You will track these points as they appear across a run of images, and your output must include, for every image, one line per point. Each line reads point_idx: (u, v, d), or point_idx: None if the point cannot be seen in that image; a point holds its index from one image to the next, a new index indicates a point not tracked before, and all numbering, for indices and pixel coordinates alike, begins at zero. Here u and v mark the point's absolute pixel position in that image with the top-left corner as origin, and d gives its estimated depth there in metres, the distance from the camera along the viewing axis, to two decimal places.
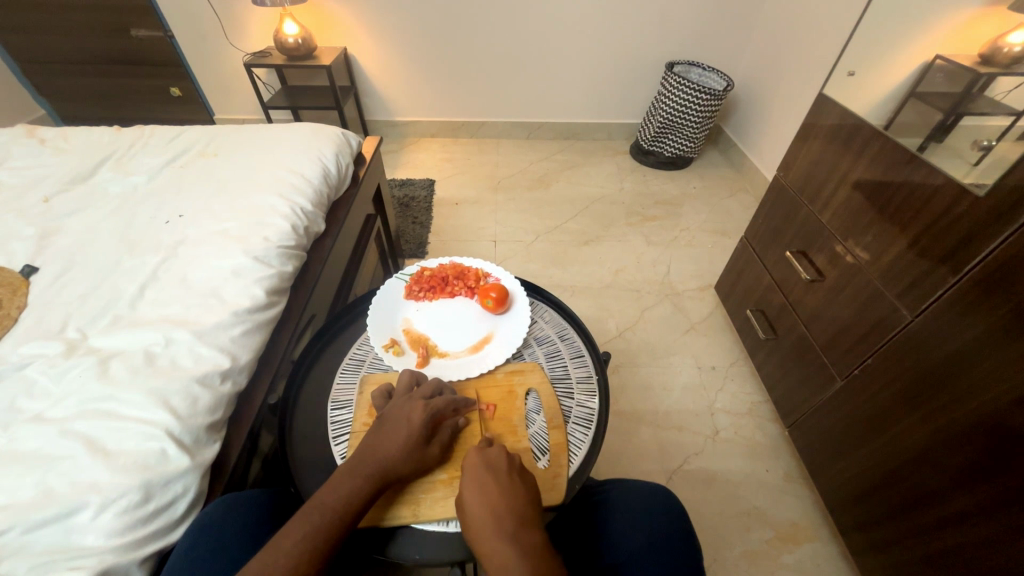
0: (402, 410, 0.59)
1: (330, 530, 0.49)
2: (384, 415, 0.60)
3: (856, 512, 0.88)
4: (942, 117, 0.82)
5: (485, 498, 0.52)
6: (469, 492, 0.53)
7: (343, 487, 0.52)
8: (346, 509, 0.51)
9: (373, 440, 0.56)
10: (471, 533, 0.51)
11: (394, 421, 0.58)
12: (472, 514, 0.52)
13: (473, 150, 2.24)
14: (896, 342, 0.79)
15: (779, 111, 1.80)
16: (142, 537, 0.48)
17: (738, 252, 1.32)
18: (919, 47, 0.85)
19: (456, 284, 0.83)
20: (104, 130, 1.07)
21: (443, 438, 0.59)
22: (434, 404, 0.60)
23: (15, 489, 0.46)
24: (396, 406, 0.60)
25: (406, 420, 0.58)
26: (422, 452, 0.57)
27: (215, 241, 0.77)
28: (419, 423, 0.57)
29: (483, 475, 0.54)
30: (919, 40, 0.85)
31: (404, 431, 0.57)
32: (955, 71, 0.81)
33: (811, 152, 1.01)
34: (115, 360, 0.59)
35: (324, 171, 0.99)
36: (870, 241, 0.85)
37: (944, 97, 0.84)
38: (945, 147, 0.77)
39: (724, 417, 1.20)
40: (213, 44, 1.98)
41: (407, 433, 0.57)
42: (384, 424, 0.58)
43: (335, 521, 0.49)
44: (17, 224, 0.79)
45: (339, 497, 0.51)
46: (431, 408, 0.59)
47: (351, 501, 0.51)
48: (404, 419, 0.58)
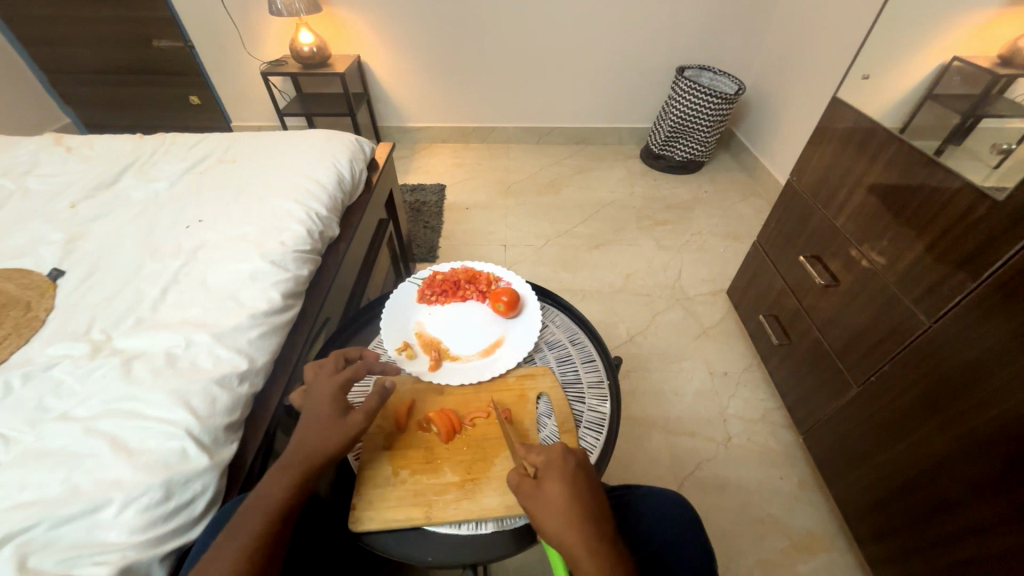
0: (313, 398, 0.60)
1: (272, 517, 0.49)
2: (302, 406, 0.60)
3: (873, 521, 0.87)
4: (959, 120, 0.81)
5: (578, 500, 0.51)
6: (561, 489, 0.51)
7: (275, 480, 0.52)
8: (285, 495, 0.51)
9: (298, 433, 0.57)
10: (564, 534, 0.49)
11: (315, 408, 0.59)
12: (564, 515, 0.50)
13: (484, 155, 2.26)
14: (914, 348, 0.77)
15: (791, 114, 1.78)
16: (162, 534, 0.49)
17: (751, 256, 1.31)
18: (934, 50, 0.85)
19: (468, 288, 0.84)
20: (128, 138, 1.10)
21: (366, 408, 0.60)
22: (342, 381, 0.61)
23: (43, 485, 0.48)
24: (307, 398, 0.60)
25: (320, 407, 0.58)
26: (347, 433, 0.57)
27: (233, 245, 0.79)
28: (331, 406, 0.58)
29: (574, 476, 0.53)
30: (934, 43, 0.85)
31: (324, 415, 0.58)
32: (973, 73, 0.81)
33: (825, 155, 1.00)
34: (137, 361, 0.60)
35: (339, 176, 1.01)
36: (886, 246, 0.84)
37: (961, 98, 0.83)
38: (963, 150, 0.76)
39: (736, 423, 1.19)
40: (231, 53, 2.03)
41: (325, 417, 0.57)
42: (302, 418, 0.58)
43: (275, 507, 0.50)
44: (47, 229, 0.82)
45: (274, 491, 0.51)
46: (341, 386, 0.61)
47: (286, 488, 0.52)
48: (321, 405, 0.59)
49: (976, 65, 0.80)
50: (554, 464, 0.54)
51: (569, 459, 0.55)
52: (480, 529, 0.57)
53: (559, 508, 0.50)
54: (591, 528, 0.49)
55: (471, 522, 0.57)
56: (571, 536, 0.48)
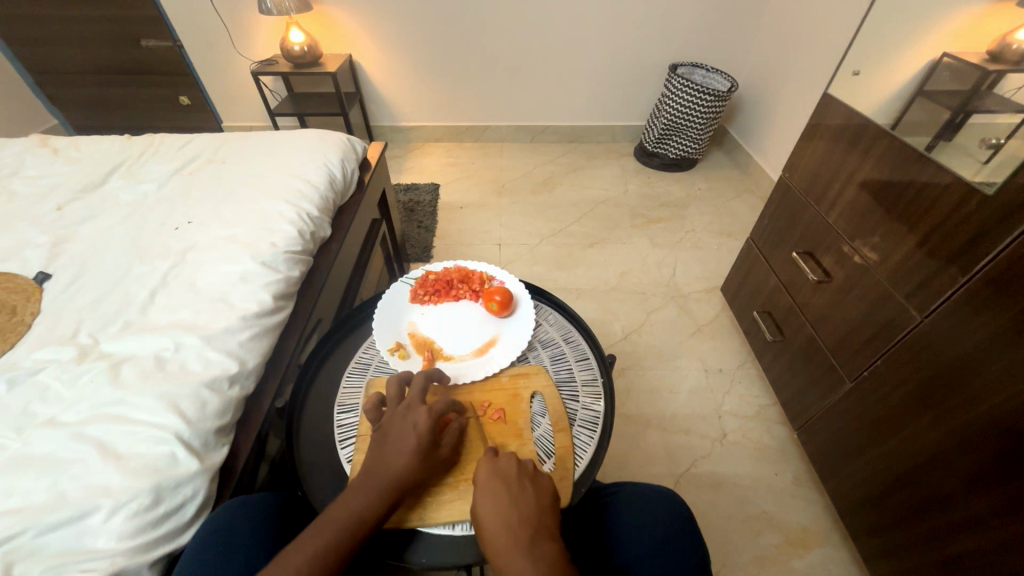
0: (405, 417, 0.58)
1: (347, 541, 0.49)
2: (385, 425, 0.58)
3: (867, 517, 0.87)
4: (950, 115, 0.82)
5: (498, 511, 0.51)
6: (484, 500, 0.52)
7: (355, 502, 0.51)
8: (363, 515, 0.51)
9: (381, 452, 0.55)
10: (490, 548, 0.49)
11: (397, 431, 0.57)
12: (489, 529, 0.50)
13: (478, 154, 2.26)
14: (906, 342, 0.78)
15: (783, 111, 1.79)
16: (152, 540, 0.48)
17: (744, 253, 1.31)
18: (926, 45, 0.85)
19: (461, 287, 0.83)
20: (116, 139, 1.09)
21: (451, 440, 0.58)
22: (436, 409, 0.59)
23: (29, 492, 0.47)
24: (396, 415, 0.58)
25: (408, 428, 0.56)
26: (430, 456, 0.56)
27: (223, 246, 0.78)
28: (425, 429, 0.56)
29: (495, 487, 0.53)
30: (925, 38, 0.85)
31: (410, 441, 0.55)
32: (963, 69, 0.81)
33: (817, 152, 1.01)
34: (125, 365, 0.59)
35: (330, 177, 1.00)
36: (878, 241, 0.85)
37: (950, 95, 0.83)
38: (953, 146, 0.77)
39: (731, 420, 1.19)
40: (221, 53, 2.01)
41: (411, 445, 0.55)
42: (387, 435, 0.57)
43: (352, 533, 0.50)
44: (33, 232, 0.80)
45: (351, 512, 0.51)
46: (433, 413, 0.58)
47: (365, 510, 0.51)
48: (406, 429, 0.57)
49: (966, 61, 0.80)
50: (478, 479, 0.55)
51: (496, 467, 0.55)
52: (474, 530, 0.57)
53: (485, 520, 0.51)
54: (507, 537, 0.49)
55: (467, 522, 0.57)
56: (497, 549, 0.49)
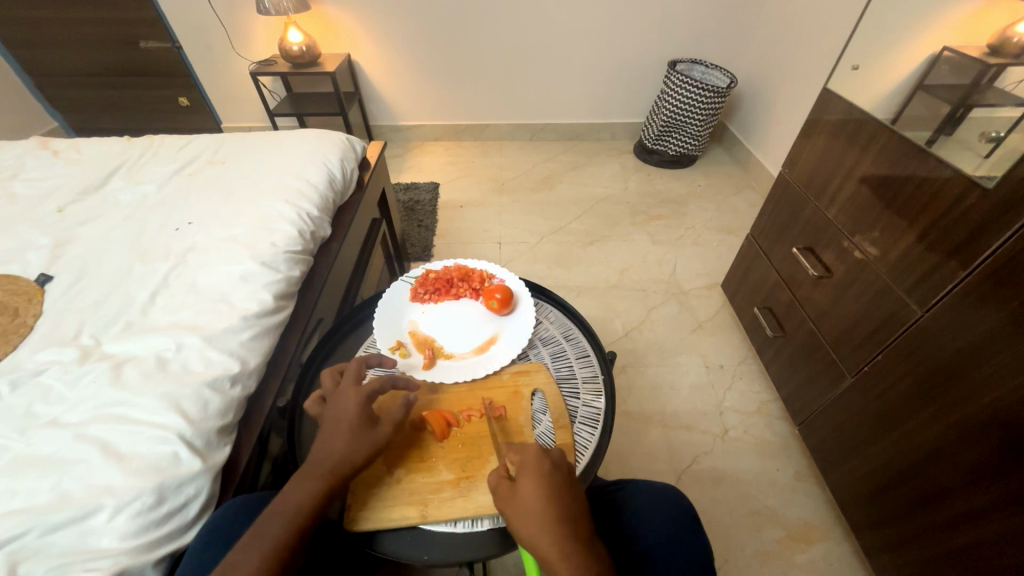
0: (339, 402, 0.59)
1: (297, 525, 0.50)
2: (323, 415, 0.59)
3: (868, 511, 0.87)
4: (951, 109, 0.81)
5: (553, 502, 0.51)
6: (534, 492, 0.51)
7: (298, 490, 0.52)
8: (307, 499, 0.52)
9: (323, 440, 0.56)
10: (538, 538, 0.49)
11: (334, 419, 0.58)
12: (539, 519, 0.50)
13: (477, 153, 2.25)
14: (907, 337, 0.78)
15: (783, 107, 1.79)
16: (156, 539, 0.49)
17: (744, 249, 1.31)
18: (926, 38, 0.84)
19: (461, 286, 0.83)
20: (115, 141, 1.09)
21: (391, 418, 0.59)
22: (365, 393, 0.60)
23: (33, 493, 0.48)
24: (331, 404, 0.59)
25: (342, 413, 0.58)
26: (369, 439, 0.57)
27: (223, 246, 0.78)
28: (356, 413, 0.57)
29: (551, 478, 0.53)
30: (926, 31, 0.84)
31: (344, 426, 0.56)
32: (963, 62, 0.80)
33: (816, 147, 1.01)
34: (127, 365, 0.60)
35: (330, 176, 1.00)
36: (878, 236, 0.84)
37: (950, 89, 0.83)
38: (954, 140, 0.76)
39: (733, 416, 1.19)
40: (220, 54, 2.01)
41: (346, 430, 0.56)
42: (324, 423, 0.58)
43: (302, 518, 0.50)
44: (34, 234, 0.81)
45: (296, 499, 0.51)
46: (364, 397, 0.59)
47: (310, 495, 0.52)
48: (341, 414, 0.58)
49: (966, 54, 0.80)
50: (529, 465, 0.54)
51: (546, 459, 0.54)
52: (476, 527, 0.57)
53: (529, 508, 0.50)
54: (561, 529, 0.49)
55: (468, 519, 0.57)
56: (546, 540, 0.48)
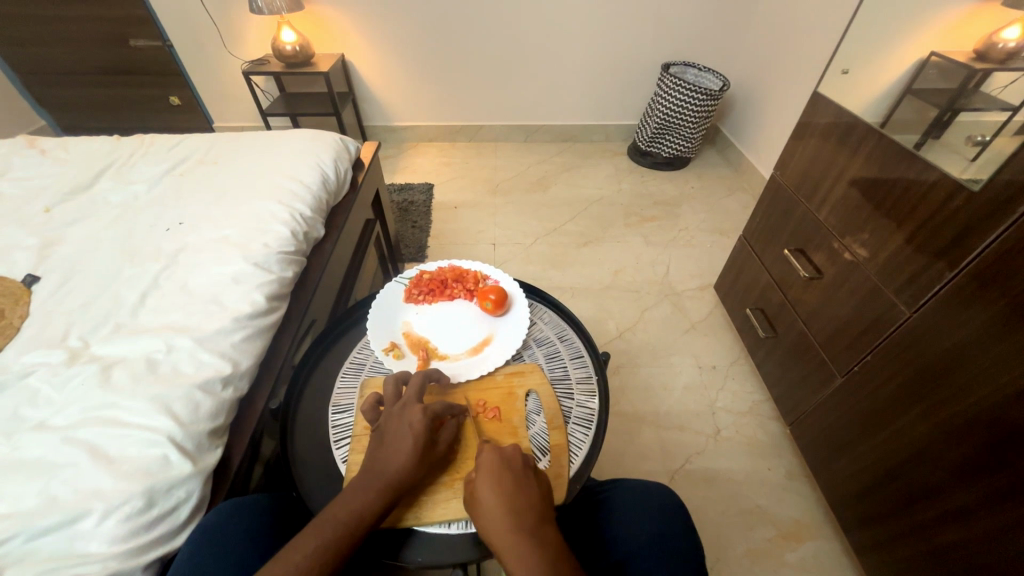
0: (400, 415, 0.58)
1: (347, 537, 0.49)
2: (381, 426, 0.58)
3: (858, 510, 0.88)
4: (938, 113, 0.82)
5: (501, 498, 0.51)
6: (489, 492, 0.52)
7: (353, 500, 0.51)
8: (362, 513, 0.51)
9: (382, 452, 0.55)
10: (490, 536, 0.50)
11: (395, 431, 0.57)
12: (490, 518, 0.50)
13: (471, 154, 2.25)
14: (895, 338, 0.79)
15: (775, 110, 1.81)
16: (145, 543, 0.48)
17: (736, 250, 1.32)
18: (914, 43, 0.86)
19: (456, 287, 0.83)
20: (104, 140, 1.08)
21: (447, 439, 0.59)
22: (432, 408, 0.59)
23: (19, 497, 0.47)
24: (393, 414, 0.59)
25: (408, 427, 0.57)
26: (427, 457, 0.57)
27: (215, 247, 0.78)
28: (421, 427, 0.57)
29: (500, 475, 0.53)
30: (914, 36, 0.86)
31: (408, 440, 0.56)
32: (950, 67, 0.82)
33: (807, 150, 1.02)
34: (116, 367, 0.59)
35: (323, 176, 0.99)
36: (868, 237, 0.86)
37: (938, 93, 0.84)
38: (941, 144, 0.78)
39: (725, 416, 1.20)
40: (212, 53, 1.99)
41: (410, 443, 0.56)
42: (385, 434, 0.57)
43: (353, 528, 0.49)
44: (21, 234, 0.79)
45: (348, 511, 0.50)
46: (428, 412, 0.59)
47: (366, 508, 0.51)
48: (404, 427, 0.57)
49: (953, 60, 0.80)
50: (480, 466, 0.55)
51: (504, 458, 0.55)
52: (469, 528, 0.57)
53: (482, 507, 0.52)
54: (507, 525, 0.49)
55: (462, 521, 0.57)
56: (498, 537, 0.49)
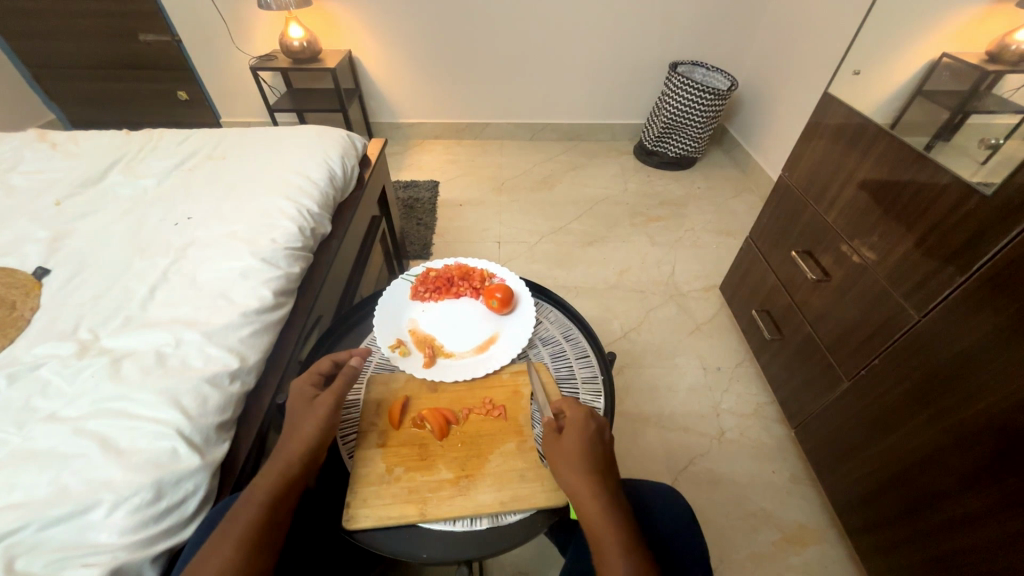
0: (303, 399, 0.59)
1: (275, 501, 0.50)
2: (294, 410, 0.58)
3: (863, 514, 0.88)
4: (949, 115, 0.82)
5: (592, 456, 0.54)
6: (586, 448, 0.54)
7: (266, 481, 0.51)
8: (285, 477, 0.52)
9: (289, 425, 0.57)
10: (579, 486, 0.52)
11: (301, 413, 0.58)
12: (582, 470, 0.53)
13: (477, 151, 2.25)
14: (903, 341, 0.78)
15: (784, 111, 1.80)
16: (153, 535, 0.48)
17: (743, 251, 1.31)
18: (927, 43, 0.85)
19: (461, 285, 0.83)
20: (114, 134, 1.08)
21: (336, 387, 0.60)
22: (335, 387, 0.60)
23: (31, 487, 0.47)
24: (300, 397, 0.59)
25: (297, 397, 0.59)
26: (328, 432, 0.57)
27: (223, 242, 0.78)
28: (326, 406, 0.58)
29: (593, 435, 0.56)
30: (926, 37, 0.85)
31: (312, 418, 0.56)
32: (964, 69, 0.81)
33: (816, 151, 1.01)
34: (126, 360, 0.59)
35: (330, 173, 1.00)
36: (877, 239, 0.85)
37: (949, 96, 0.84)
38: (953, 146, 0.77)
39: (729, 418, 1.20)
40: (220, 48, 2.00)
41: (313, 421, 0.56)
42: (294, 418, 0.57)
43: (278, 493, 0.50)
44: (32, 227, 0.80)
45: (264, 492, 0.50)
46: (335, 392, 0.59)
47: (287, 472, 0.52)
48: (308, 409, 0.58)
49: (966, 60, 0.80)
50: (576, 423, 0.57)
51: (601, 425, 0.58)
52: (475, 525, 0.55)
53: (575, 459, 0.54)
54: (596, 481, 0.52)
55: (467, 517, 0.55)
56: (584, 490, 0.52)
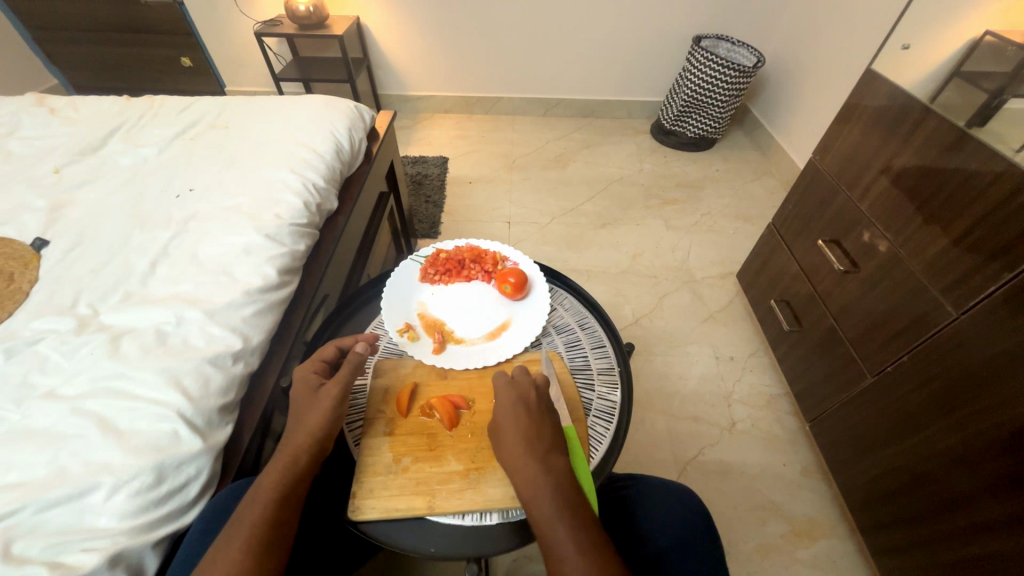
0: (310, 390, 0.57)
1: (282, 499, 0.48)
2: (298, 399, 0.56)
3: (878, 511, 0.86)
4: (986, 99, 0.76)
5: (516, 428, 0.53)
6: (510, 418, 0.54)
7: (270, 477, 0.49)
8: (294, 471, 0.50)
9: (295, 415, 0.55)
10: (508, 460, 0.52)
11: (304, 404, 0.56)
12: (508, 443, 0.53)
13: (488, 127, 2.18)
14: (936, 339, 0.74)
15: (811, 90, 1.70)
16: (155, 519, 0.47)
17: (764, 238, 1.26)
18: (972, 19, 0.80)
19: (473, 268, 0.80)
20: (114, 100, 1.04)
21: (341, 377, 0.57)
22: (341, 376, 0.57)
23: (28, 467, 0.46)
24: (305, 386, 0.57)
25: (301, 387, 0.57)
26: (335, 425, 0.55)
27: (226, 216, 0.75)
28: (332, 397, 0.55)
29: (514, 407, 0.55)
30: (973, 11, 0.79)
31: (318, 410, 0.54)
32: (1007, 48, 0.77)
33: (852, 134, 0.95)
34: (126, 338, 0.57)
35: (337, 146, 0.95)
36: (915, 230, 0.80)
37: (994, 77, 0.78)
38: (989, 132, 0.71)
39: (741, 409, 1.17)
40: (223, 12, 1.92)
41: (320, 413, 0.54)
42: (299, 409, 0.55)
43: (289, 489, 0.49)
44: (29, 196, 0.77)
45: (267, 488, 0.48)
46: (341, 381, 0.57)
47: (296, 465, 0.51)
48: (310, 402, 0.56)
49: (1010, 39, 0.76)
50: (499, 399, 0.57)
51: (527, 391, 0.57)
52: (485, 520, 0.53)
53: (502, 434, 0.54)
54: (521, 451, 0.52)
55: (476, 512, 0.53)
56: (511, 463, 0.51)
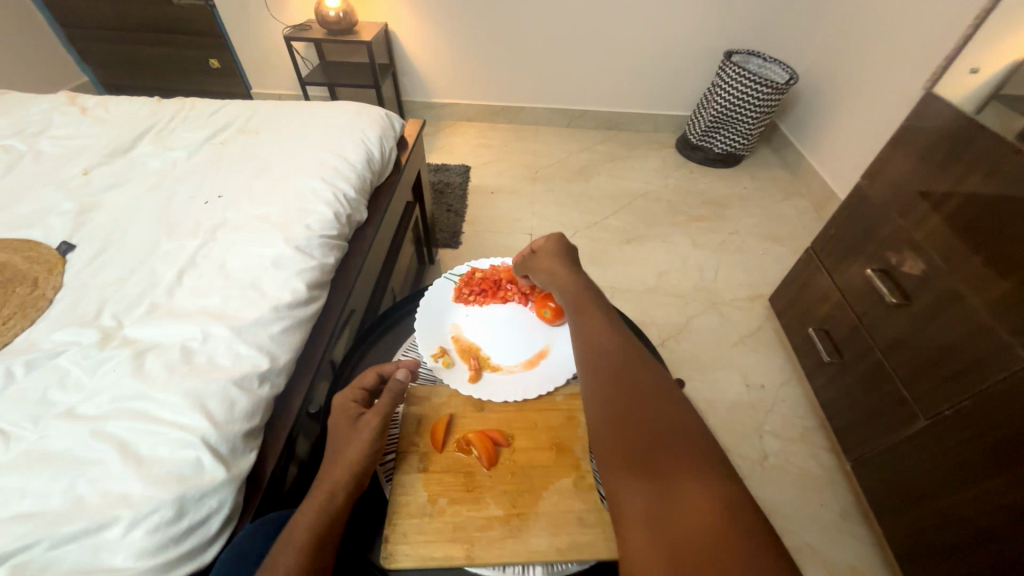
0: (348, 421, 0.53)
1: (315, 544, 0.44)
2: (335, 430, 0.53)
3: (929, 566, 0.80)
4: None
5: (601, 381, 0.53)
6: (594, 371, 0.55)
7: (304, 518, 0.46)
8: (329, 511, 0.47)
9: (332, 449, 0.52)
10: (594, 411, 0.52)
11: (341, 436, 0.52)
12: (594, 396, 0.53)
13: (511, 137, 2.16)
14: (1002, 386, 0.69)
15: (846, 109, 1.66)
16: (173, 558, 0.44)
17: (802, 262, 1.21)
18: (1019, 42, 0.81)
19: (509, 289, 0.77)
20: (145, 101, 1.03)
21: (381, 406, 0.54)
22: (381, 406, 0.54)
23: (44, 495, 0.43)
24: (343, 416, 0.54)
25: (340, 416, 0.54)
26: (372, 460, 0.51)
27: (255, 226, 0.73)
28: (371, 430, 0.52)
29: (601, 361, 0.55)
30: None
31: (356, 444, 0.51)
32: None
33: (907, 160, 0.90)
34: (150, 354, 0.55)
35: (368, 155, 0.93)
36: (979, 266, 0.75)
37: None
38: None
39: (773, 441, 1.12)
40: (254, 16, 1.93)
41: (358, 447, 0.51)
42: (336, 442, 0.52)
43: (322, 532, 0.45)
44: (57, 199, 0.76)
45: (301, 531, 0.45)
46: (380, 413, 0.53)
47: (331, 504, 0.47)
48: (347, 434, 0.52)
49: None
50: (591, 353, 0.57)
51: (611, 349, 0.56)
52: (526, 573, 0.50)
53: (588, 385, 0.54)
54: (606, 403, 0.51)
55: (516, 565, 0.49)
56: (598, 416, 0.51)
